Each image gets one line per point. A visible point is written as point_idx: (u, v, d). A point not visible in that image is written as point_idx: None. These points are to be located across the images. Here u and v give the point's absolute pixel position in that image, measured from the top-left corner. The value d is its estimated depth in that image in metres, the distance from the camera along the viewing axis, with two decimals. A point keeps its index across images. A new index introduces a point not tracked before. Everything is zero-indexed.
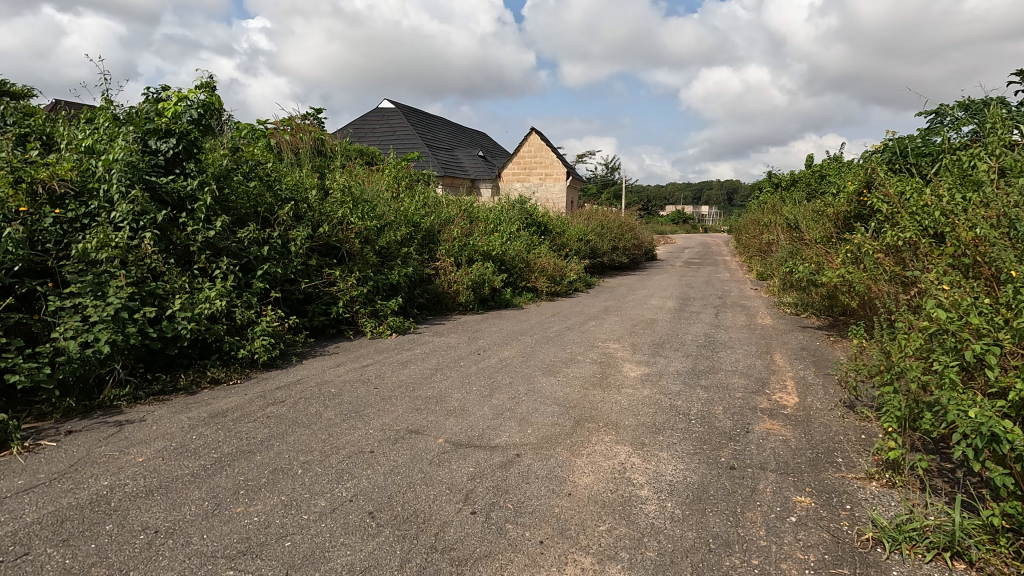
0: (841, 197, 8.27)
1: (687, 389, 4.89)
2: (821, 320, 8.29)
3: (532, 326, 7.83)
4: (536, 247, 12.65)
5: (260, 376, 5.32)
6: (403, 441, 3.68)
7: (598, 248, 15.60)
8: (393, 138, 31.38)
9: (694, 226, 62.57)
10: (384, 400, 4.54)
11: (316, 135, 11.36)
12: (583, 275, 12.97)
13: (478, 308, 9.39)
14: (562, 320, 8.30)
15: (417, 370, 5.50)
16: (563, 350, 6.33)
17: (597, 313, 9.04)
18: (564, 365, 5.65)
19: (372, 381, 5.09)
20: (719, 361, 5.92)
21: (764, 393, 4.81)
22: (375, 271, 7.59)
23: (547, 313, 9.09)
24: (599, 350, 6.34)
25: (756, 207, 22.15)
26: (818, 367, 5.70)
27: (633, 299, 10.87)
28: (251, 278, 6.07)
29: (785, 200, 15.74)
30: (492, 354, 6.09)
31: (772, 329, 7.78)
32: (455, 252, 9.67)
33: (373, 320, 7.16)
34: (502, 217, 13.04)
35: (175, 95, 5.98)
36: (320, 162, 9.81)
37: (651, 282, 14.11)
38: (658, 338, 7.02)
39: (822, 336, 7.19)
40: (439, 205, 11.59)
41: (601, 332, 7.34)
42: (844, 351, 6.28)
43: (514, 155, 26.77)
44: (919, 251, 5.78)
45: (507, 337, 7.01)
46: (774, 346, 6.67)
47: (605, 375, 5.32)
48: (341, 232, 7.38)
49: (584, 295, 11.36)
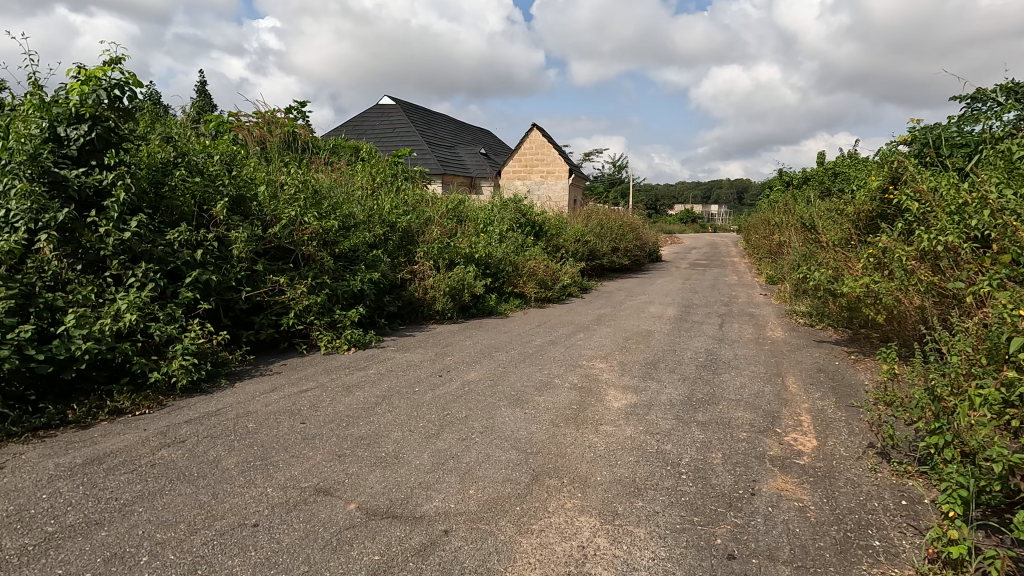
0: (862, 195, 7.33)
1: (680, 428, 4.00)
2: (839, 333, 7.36)
3: (511, 339, 6.97)
4: (528, 249, 11.78)
5: (175, 404, 4.50)
6: (303, 508, 2.84)
7: (597, 250, 14.71)
8: (392, 135, 30.64)
9: (702, 225, 61.36)
10: (304, 441, 3.70)
11: (289, 127, 10.55)
12: (579, 279, 12.09)
13: (458, 317, 8.54)
14: (548, 332, 7.44)
15: (361, 397, 4.66)
16: (540, 371, 5.47)
17: (588, 323, 8.18)
18: (536, 392, 4.80)
19: (303, 413, 4.26)
20: (721, 387, 5.04)
21: (775, 434, 3.92)
22: (335, 277, 6.77)
23: (533, 323, 8.24)
24: (582, 370, 5.48)
25: (766, 206, 21.15)
26: (839, 396, 4.80)
27: (631, 306, 9.98)
28: (178, 287, 5.25)
29: (798, 198, 14.76)
30: (456, 377, 5.24)
31: (784, 343, 6.87)
32: (434, 255, 8.83)
33: (329, 333, 6.34)
34: (492, 217, 12.18)
35: (88, 75, 5.16)
36: (289, 157, 8.99)
37: (654, 285, 13.18)
38: (652, 355, 6.14)
39: (841, 354, 6.27)
40: (422, 204, 10.75)
41: (588, 348, 6.47)
42: (868, 375, 5.37)
43: (514, 152, 25.92)
44: (961, 258, 4.86)
45: (480, 353, 6.16)
46: (786, 366, 5.77)
47: (582, 406, 4.46)
48: (295, 234, 6.57)
49: (578, 301, 10.48)
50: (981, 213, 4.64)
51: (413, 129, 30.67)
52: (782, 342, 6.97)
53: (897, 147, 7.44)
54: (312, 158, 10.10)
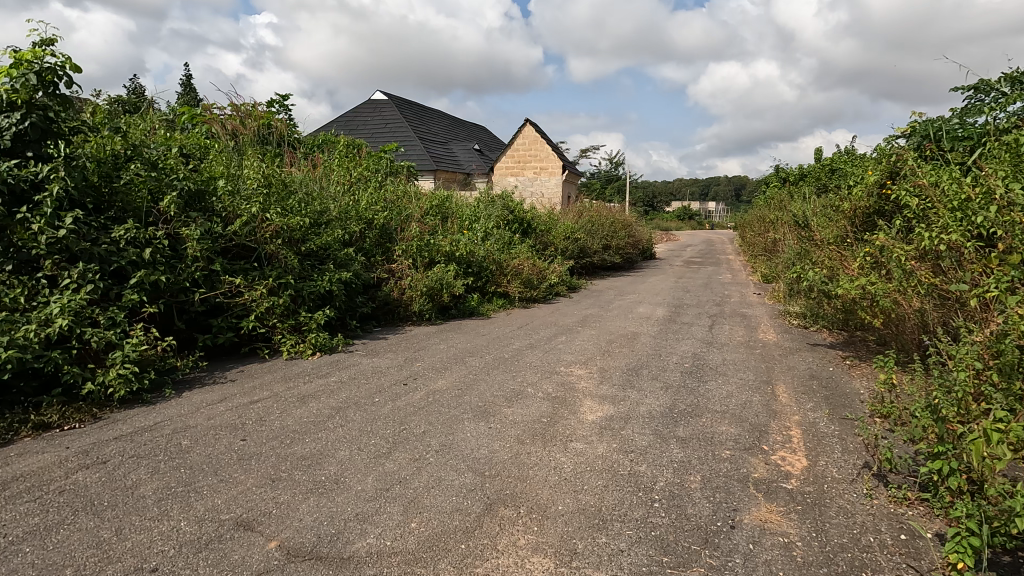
0: (859, 191, 6.96)
1: (657, 446, 3.64)
2: (835, 335, 7.01)
3: (489, 342, 6.60)
4: (515, 248, 11.40)
5: (110, 418, 4.12)
6: (216, 547, 2.48)
7: (587, 247, 14.34)
8: (384, 130, 30.21)
9: (699, 222, 61.02)
10: (238, 463, 3.33)
11: (264, 120, 10.13)
12: (568, 277, 11.72)
13: (437, 318, 8.16)
14: (529, 335, 7.07)
15: (314, 409, 4.29)
16: (514, 378, 5.10)
17: (573, 324, 7.81)
18: (505, 403, 4.43)
19: (246, 429, 3.88)
20: (706, 396, 4.68)
21: (761, 453, 3.57)
22: (301, 277, 6.39)
23: (515, 324, 7.87)
24: (559, 378, 5.11)
25: (761, 203, 20.80)
26: (833, 406, 4.44)
27: (619, 306, 9.61)
28: (122, 289, 4.87)
29: (794, 194, 14.41)
30: (422, 385, 4.87)
31: (776, 347, 6.51)
32: (412, 254, 8.45)
33: (293, 337, 5.98)
34: (478, 214, 11.78)
35: (21, 59, 4.76)
36: (262, 151, 8.60)
37: (645, 284, 12.82)
38: (635, 360, 5.78)
39: (836, 359, 5.92)
40: (403, 200, 10.36)
41: (569, 352, 6.10)
42: (863, 383, 5.02)
43: (507, 148, 25.51)
44: (965, 258, 4.50)
45: (452, 358, 5.79)
46: (777, 372, 5.41)
47: (553, 419, 4.09)
48: (258, 231, 6.18)
49: (565, 301, 10.12)
50: (986, 209, 4.29)
51: (405, 124, 30.23)
52: (775, 345, 6.61)
53: (895, 140, 7.08)
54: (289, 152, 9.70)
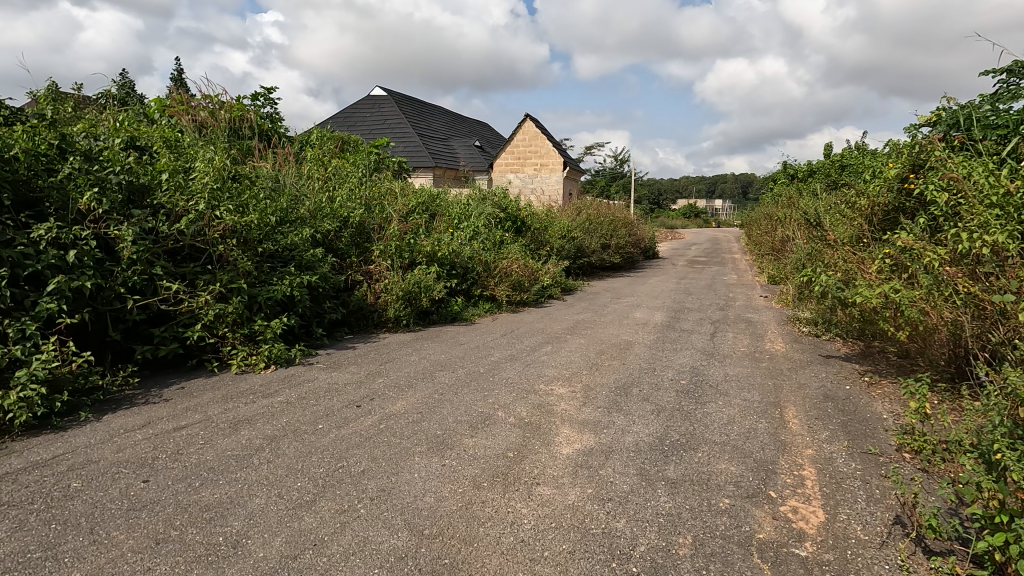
0: (877, 186, 6.30)
1: (641, 492, 3.00)
2: (850, 345, 6.33)
3: (466, 353, 5.96)
4: (506, 248, 10.75)
5: (4, 450, 3.52)
6: None
7: (585, 247, 13.66)
8: (383, 127, 29.64)
9: (705, 220, 60.11)
10: (123, 517, 2.72)
11: (238, 111, 9.54)
12: (562, 279, 11.06)
13: (415, 324, 7.52)
14: (511, 344, 6.42)
15: (245, 438, 3.68)
16: (484, 399, 4.46)
17: (562, 332, 7.15)
18: (469, 432, 3.80)
19: (153, 466, 3.27)
20: (704, 423, 4.03)
21: (769, 502, 2.92)
22: (258, 282, 5.79)
23: (499, 332, 7.22)
24: (536, 399, 4.47)
25: (768, 201, 20.09)
26: (853, 437, 3.79)
27: (615, 311, 8.94)
28: (37, 297, 4.27)
29: (803, 191, 13.71)
30: (378, 408, 4.25)
31: (785, 360, 5.85)
32: (390, 255, 7.83)
33: (246, 349, 5.37)
34: (468, 212, 11.14)
35: None
36: (229, 145, 8.00)
37: (646, 285, 12.16)
38: (626, 376, 5.13)
39: (853, 375, 5.26)
40: (386, 197, 9.76)
41: (552, 366, 5.45)
42: (887, 407, 4.36)
43: (506, 144, 24.83)
44: (1011, 263, 3.84)
45: (421, 373, 5.15)
46: (787, 392, 4.75)
47: (520, 454, 3.45)
48: (208, 231, 5.58)
49: (558, 304, 9.47)
50: None
51: (404, 120, 29.63)
52: (784, 358, 5.93)
53: (918, 130, 6.41)
54: (262, 147, 9.09)
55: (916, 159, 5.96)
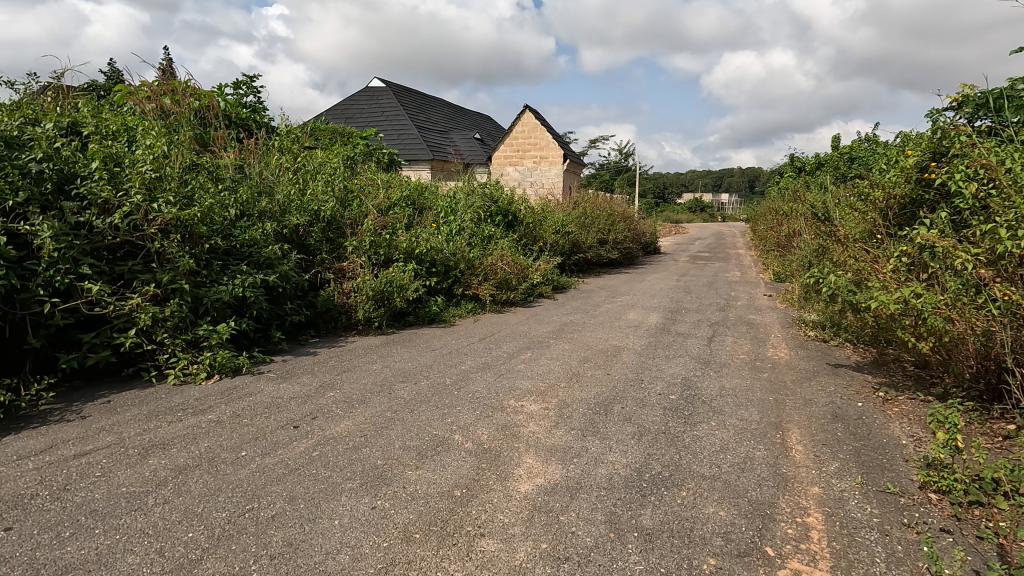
0: (895, 176, 5.67)
1: (607, 548, 2.45)
2: (861, 353, 5.74)
3: (435, 361, 5.40)
4: (495, 244, 10.17)
5: None
6: None
7: (580, 242, 13.06)
8: (381, 118, 29.03)
9: (711, 214, 59.12)
10: None
11: (208, 98, 8.98)
12: (554, 276, 10.47)
13: (388, 326, 6.96)
14: (488, 350, 5.86)
15: (150, 469, 3.13)
16: (442, 419, 3.90)
17: (546, 336, 6.57)
18: (415, 461, 3.25)
19: (26, 508, 2.73)
20: (692, 451, 3.45)
21: (766, 565, 2.36)
22: (206, 282, 5.24)
23: (478, 335, 6.65)
24: (502, 419, 3.91)
25: (774, 195, 19.40)
26: (867, 471, 3.21)
27: (608, 311, 8.35)
28: None
29: (811, 184, 13.04)
30: (318, 428, 3.70)
31: (788, 369, 5.26)
32: (363, 252, 7.29)
33: (187, 356, 4.84)
34: (455, 206, 10.55)
35: None
36: (192, 134, 7.47)
37: (644, 283, 11.54)
38: (608, 390, 4.56)
39: (865, 389, 4.67)
40: (366, 190, 9.21)
41: (527, 377, 4.88)
42: (907, 431, 3.77)
43: (504, 136, 24.19)
44: None
45: (379, 385, 4.60)
46: (790, 411, 4.16)
47: (469, 493, 2.90)
48: (148, 226, 5.03)
49: (547, 304, 8.89)
50: None
51: (402, 112, 29.01)
52: (789, 367, 5.33)
53: (941, 115, 5.78)
54: (233, 136, 8.55)
55: (939, 146, 5.34)
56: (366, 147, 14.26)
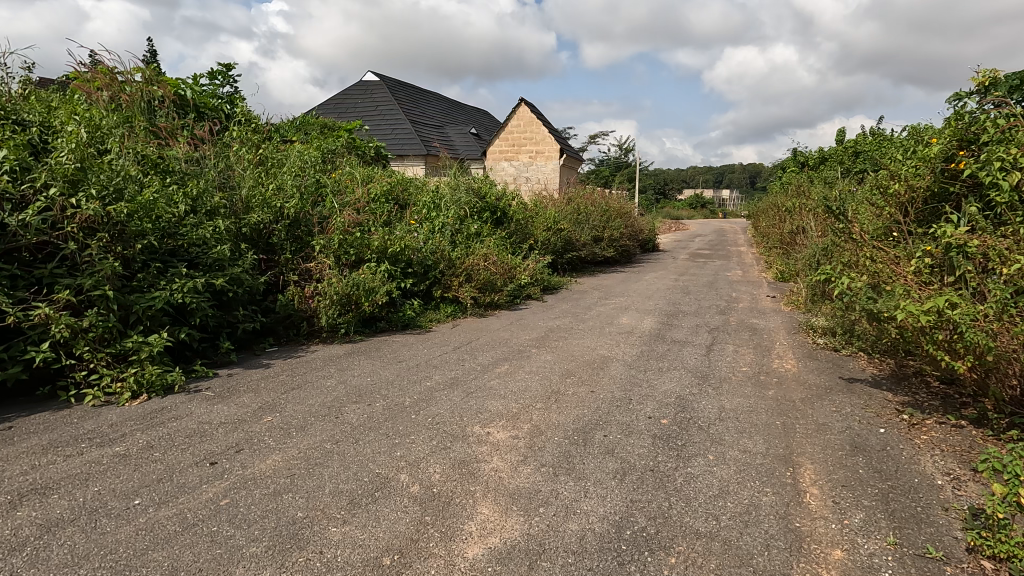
0: (917, 167, 5.06)
1: None
2: (877, 365, 5.13)
3: (398, 375, 4.80)
4: (480, 242, 9.55)
5: None
6: None
7: (574, 240, 12.44)
8: (374, 112, 28.37)
9: (713, 210, 58.33)
10: None
11: (171, 85, 8.36)
12: (544, 276, 9.86)
13: (356, 333, 6.36)
14: (460, 361, 5.25)
15: (15, 525, 2.53)
16: (389, 452, 3.29)
17: (528, 344, 5.96)
18: (344, 513, 2.64)
19: None
20: (685, 496, 2.85)
21: None
22: (138, 287, 4.64)
23: (453, 343, 6.04)
24: (461, 453, 3.30)
25: (776, 190, 18.75)
26: (900, 526, 2.60)
27: (599, 315, 7.74)
28: None
29: (816, 179, 12.40)
30: (239, 465, 3.10)
31: (797, 385, 4.65)
32: (332, 251, 6.70)
33: (112, 372, 4.23)
34: (439, 201, 9.94)
35: None
36: (145, 126, 6.87)
37: (640, 283, 10.92)
38: (590, 413, 3.95)
39: (886, 410, 4.06)
40: (341, 185, 8.61)
41: (499, 396, 4.27)
42: (942, 468, 3.16)
43: (499, 130, 23.56)
44: None
45: (327, 408, 4.00)
46: (802, 439, 3.56)
47: (400, 562, 2.29)
48: (69, 224, 4.43)
49: (534, 307, 8.28)
50: None
51: (395, 106, 28.36)
52: (798, 382, 4.72)
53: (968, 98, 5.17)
54: (195, 128, 7.94)
55: (969, 131, 4.72)
56: (350, 141, 13.63)
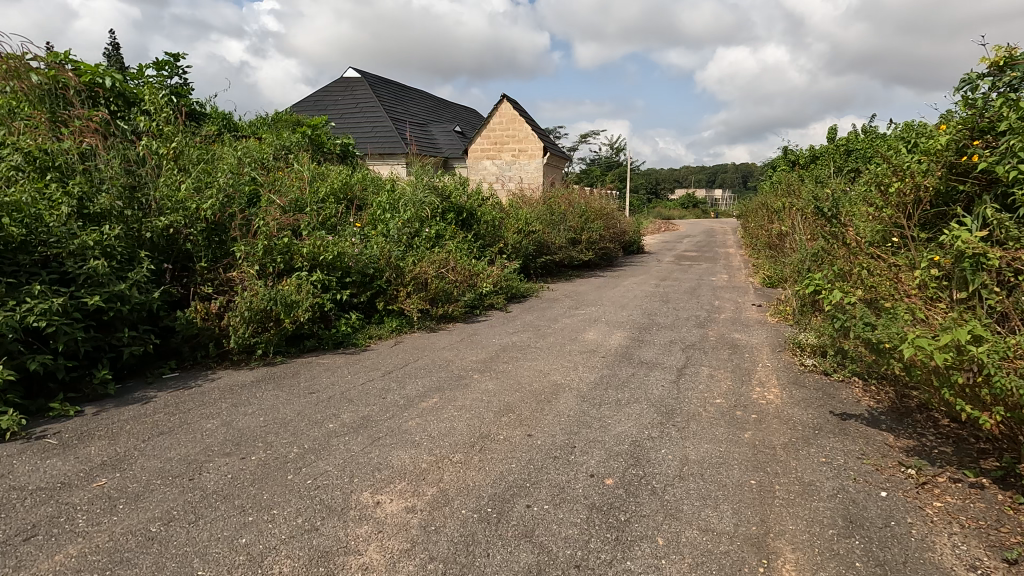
0: (924, 164, 4.29)
1: None
2: (875, 395, 4.35)
3: (300, 413, 3.96)
4: (440, 247, 8.72)
5: None
6: None
7: (548, 243, 11.64)
8: (354, 109, 27.45)
9: (705, 210, 57.71)
10: None
11: (88, 74, 7.50)
12: (511, 283, 9.04)
13: (278, 354, 5.53)
14: (384, 392, 4.43)
15: None
16: (232, 539, 2.46)
17: (472, 367, 5.14)
18: None
19: None
20: None
21: None
22: None
23: (386, 365, 5.22)
24: (329, 538, 2.48)
25: (765, 191, 18.02)
26: None
27: (564, 328, 6.93)
28: None
29: (806, 178, 11.64)
30: (12, 565, 2.26)
31: (780, 424, 3.87)
32: (257, 259, 5.89)
33: None
34: (396, 202, 9.09)
35: None
36: (40, 117, 6.01)
37: (618, 289, 10.13)
38: (518, 470, 3.14)
39: (888, 461, 3.28)
40: (282, 185, 7.77)
41: (411, 443, 3.45)
42: (967, 561, 2.37)
43: (481, 127, 22.70)
44: None
45: (186, 463, 3.16)
46: (781, 509, 2.77)
47: None
48: None
49: (494, 318, 7.46)
50: None
51: (375, 103, 27.46)
52: (779, 420, 3.93)
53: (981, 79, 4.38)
54: (113, 123, 7.08)
55: (984, 118, 3.95)
56: (312, 137, 12.77)
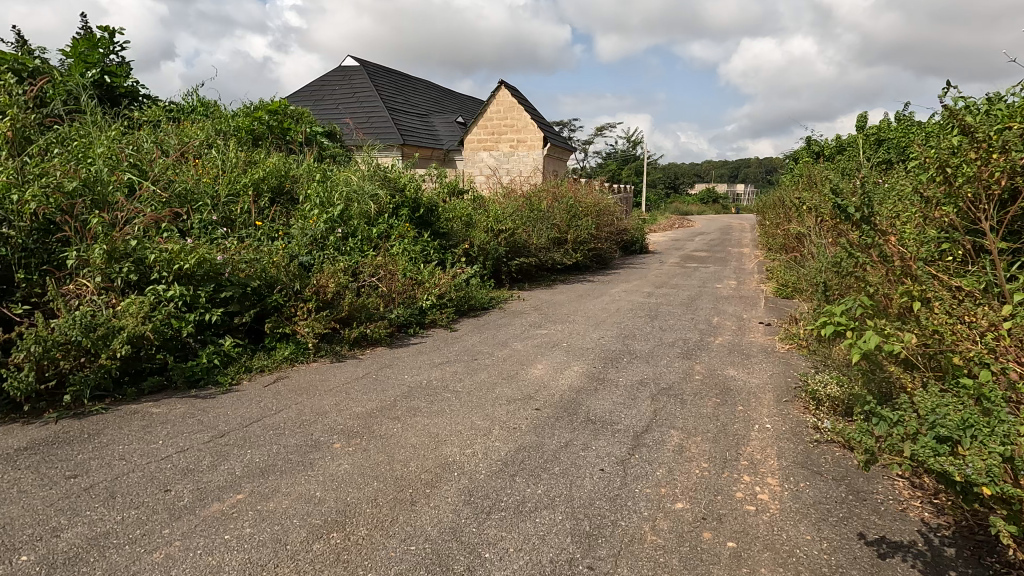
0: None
1: None
2: (929, 501, 2.76)
3: (9, 525, 2.52)
4: (380, 250, 7.24)
5: None
6: None
7: (526, 243, 10.07)
8: (350, 98, 26.10)
9: (725, 206, 55.39)
10: None
11: None
12: (468, 293, 7.52)
13: (100, 400, 4.11)
14: (175, 478, 2.95)
15: None
16: None
17: (342, 427, 3.64)
18: None
19: None
20: None
21: None
22: None
23: (229, 422, 3.75)
24: None
25: (785, 186, 16.17)
26: None
27: (510, 357, 5.36)
28: None
29: (833, 170, 9.86)
30: None
31: (775, 567, 2.30)
32: (98, 269, 4.52)
33: None
34: (333, 194, 7.61)
35: None
36: None
37: (602, 300, 8.54)
38: None
39: None
40: (180, 174, 6.38)
41: None
42: None
43: (477, 115, 21.14)
44: None
45: None
46: None
47: None
48: None
49: (427, 341, 5.96)
50: None
51: (372, 91, 26.09)
52: (773, 558, 2.36)
53: None
54: None
55: None
56: (268, 123, 11.37)
